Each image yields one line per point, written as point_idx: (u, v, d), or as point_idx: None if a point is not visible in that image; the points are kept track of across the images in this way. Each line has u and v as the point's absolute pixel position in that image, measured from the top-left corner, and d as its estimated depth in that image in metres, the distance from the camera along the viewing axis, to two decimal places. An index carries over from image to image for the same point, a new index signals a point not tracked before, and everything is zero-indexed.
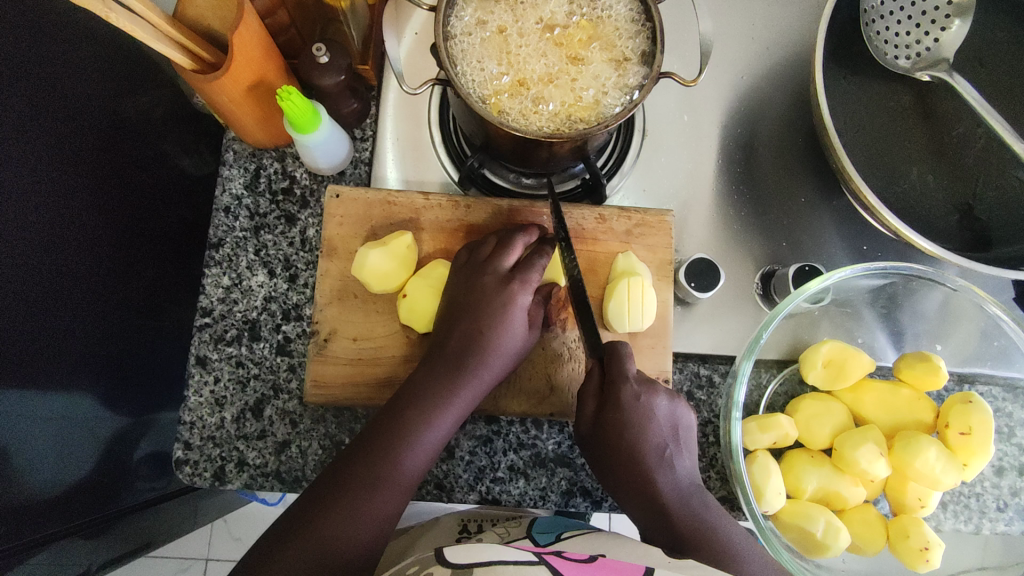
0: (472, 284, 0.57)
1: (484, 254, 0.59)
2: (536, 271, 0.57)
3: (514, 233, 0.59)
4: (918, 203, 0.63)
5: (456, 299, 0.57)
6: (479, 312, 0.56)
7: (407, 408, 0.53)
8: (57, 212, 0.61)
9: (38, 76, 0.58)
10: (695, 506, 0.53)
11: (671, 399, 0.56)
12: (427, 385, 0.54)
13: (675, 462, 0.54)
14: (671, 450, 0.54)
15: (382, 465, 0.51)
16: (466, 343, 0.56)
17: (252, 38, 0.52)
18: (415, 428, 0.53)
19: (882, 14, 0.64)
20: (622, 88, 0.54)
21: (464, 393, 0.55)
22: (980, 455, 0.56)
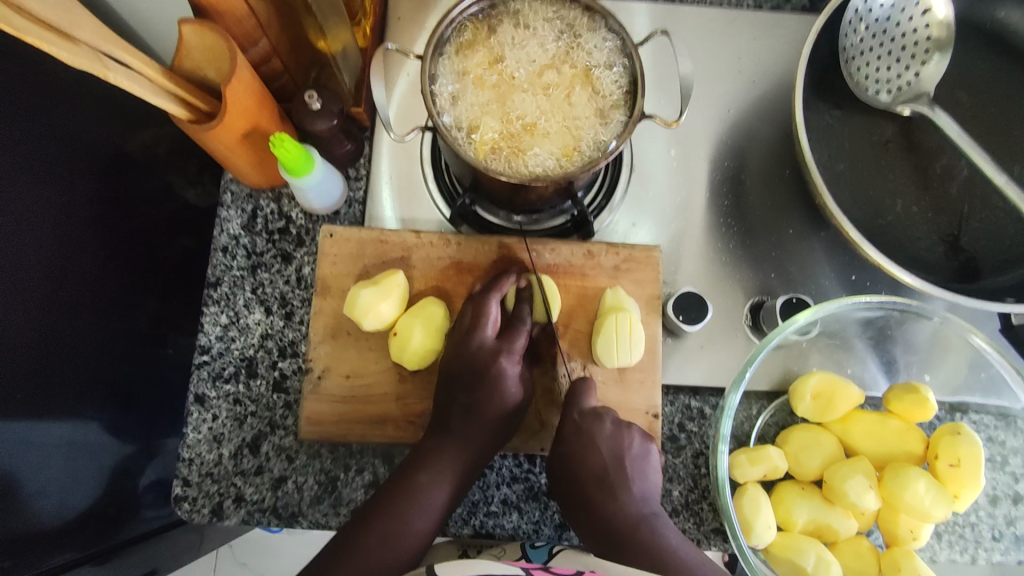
0: (461, 352, 0.59)
1: (467, 322, 0.60)
2: (518, 337, 0.59)
3: (487, 301, 0.59)
4: (904, 233, 0.64)
5: (451, 373, 0.59)
6: (467, 381, 0.58)
7: (419, 471, 0.56)
8: (63, 252, 0.63)
9: (42, 121, 0.60)
10: (640, 532, 0.54)
11: (619, 425, 0.58)
12: (432, 450, 0.57)
13: (620, 489, 0.56)
14: (616, 478, 0.56)
15: (394, 524, 0.54)
16: (465, 417, 0.58)
17: (245, 90, 0.54)
18: (421, 490, 0.56)
19: (861, 51, 0.65)
20: (604, 130, 0.56)
21: (464, 461, 0.57)
22: (970, 487, 0.56)
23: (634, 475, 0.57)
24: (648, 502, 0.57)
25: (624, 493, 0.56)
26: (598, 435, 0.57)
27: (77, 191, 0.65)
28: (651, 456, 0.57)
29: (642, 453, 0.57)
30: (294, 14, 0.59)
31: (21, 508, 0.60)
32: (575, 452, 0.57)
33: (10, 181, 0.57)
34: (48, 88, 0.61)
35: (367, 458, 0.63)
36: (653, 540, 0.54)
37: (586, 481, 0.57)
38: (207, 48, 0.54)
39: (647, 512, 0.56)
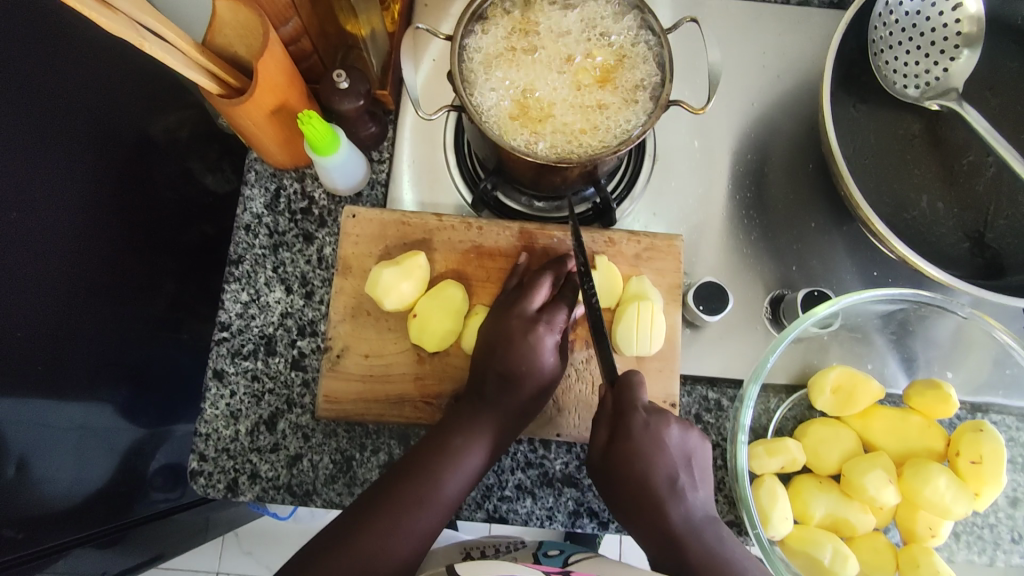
0: (501, 323, 0.58)
1: (512, 297, 0.60)
2: (561, 312, 0.59)
3: (540, 275, 0.60)
4: (929, 230, 0.64)
5: (489, 341, 0.58)
6: (508, 350, 0.57)
7: (458, 438, 0.56)
8: (87, 227, 0.64)
9: (71, 95, 0.61)
10: (707, 538, 0.50)
11: (683, 427, 0.54)
12: (468, 415, 0.57)
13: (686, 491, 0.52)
14: (683, 479, 0.52)
15: (424, 486, 0.53)
16: (501, 387, 0.56)
17: (275, 65, 0.54)
18: (459, 458, 0.55)
19: (890, 44, 0.65)
20: (631, 115, 0.56)
21: (500, 428, 0.56)
22: (991, 485, 0.55)
23: (694, 481, 0.53)
24: (707, 508, 0.52)
25: (681, 496, 0.51)
26: (669, 435, 0.52)
27: (101, 166, 0.65)
28: (708, 456, 0.55)
29: (701, 454, 0.54)
30: None
31: (38, 477, 0.61)
32: (644, 455, 0.51)
33: (37, 152, 0.57)
34: (75, 65, 0.62)
35: (382, 439, 0.63)
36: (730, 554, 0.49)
37: (657, 490, 0.51)
38: (238, 24, 0.54)
39: (708, 517, 0.51)
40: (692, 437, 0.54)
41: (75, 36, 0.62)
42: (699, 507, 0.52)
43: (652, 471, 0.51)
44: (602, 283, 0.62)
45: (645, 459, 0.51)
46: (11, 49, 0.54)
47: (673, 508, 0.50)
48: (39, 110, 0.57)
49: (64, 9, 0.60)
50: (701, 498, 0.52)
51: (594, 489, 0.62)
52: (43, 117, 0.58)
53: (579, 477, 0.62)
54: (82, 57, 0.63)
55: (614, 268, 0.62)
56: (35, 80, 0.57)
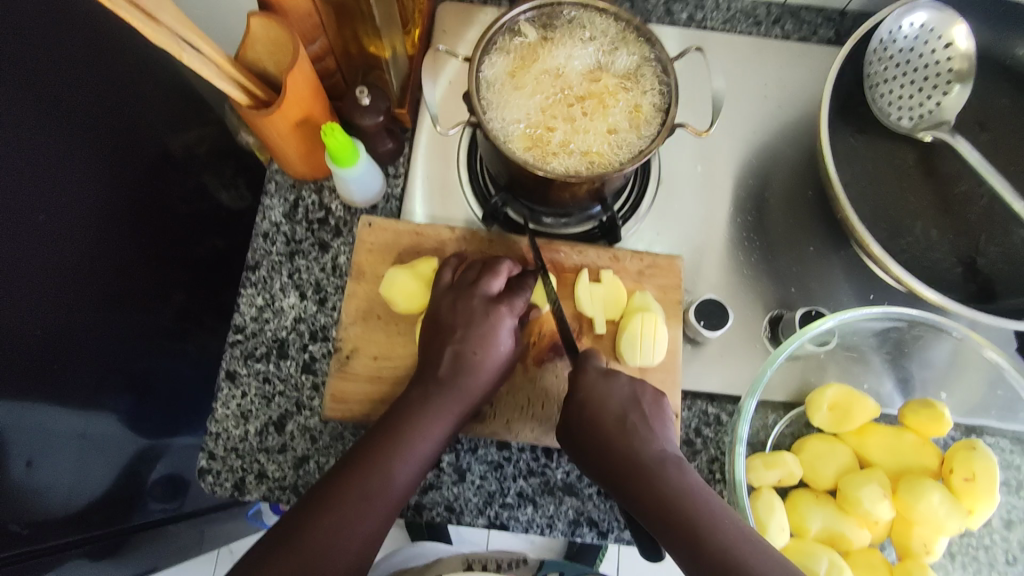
0: (460, 306, 0.61)
1: (469, 279, 0.62)
2: (519, 298, 0.61)
3: (498, 261, 0.63)
4: (923, 255, 0.66)
5: (441, 318, 0.61)
6: (467, 333, 0.60)
7: (405, 423, 0.57)
8: (108, 232, 0.67)
9: (101, 107, 0.65)
10: (663, 468, 0.53)
11: (632, 379, 0.59)
12: (421, 401, 0.58)
13: (639, 431, 0.56)
14: (635, 420, 0.56)
15: (383, 462, 0.54)
16: (458, 367, 0.59)
17: (304, 80, 0.57)
18: (415, 444, 0.56)
19: (885, 79, 0.69)
20: (637, 136, 0.59)
21: (459, 403, 0.58)
22: (985, 503, 0.57)
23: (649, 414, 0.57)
24: (667, 446, 0.55)
25: (635, 434, 0.55)
26: (614, 384, 0.58)
27: (121, 175, 0.68)
28: (665, 407, 0.58)
29: (658, 403, 0.58)
30: (351, 18, 0.63)
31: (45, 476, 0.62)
32: (595, 397, 0.57)
33: (69, 158, 0.61)
34: (107, 80, 0.66)
35: None
36: (680, 479, 0.52)
37: (610, 423, 0.56)
38: (270, 41, 0.58)
39: (667, 453, 0.55)
40: (645, 388, 0.59)
41: (108, 51, 0.66)
42: (659, 443, 0.55)
43: (599, 414, 0.56)
44: (606, 294, 0.64)
45: (597, 397, 0.57)
46: (52, 62, 0.58)
47: (628, 447, 0.54)
48: (72, 121, 0.61)
49: (100, 26, 0.64)
50: (662, 438, 0.56)
51: (594, 500, 0.63)
52: (75, 127, 0.61)
53: (580, 486, 0.63)
54: (111, 71, 0.66)
55: (620, 283, 0.65)
56: (71, 93, 0.60)
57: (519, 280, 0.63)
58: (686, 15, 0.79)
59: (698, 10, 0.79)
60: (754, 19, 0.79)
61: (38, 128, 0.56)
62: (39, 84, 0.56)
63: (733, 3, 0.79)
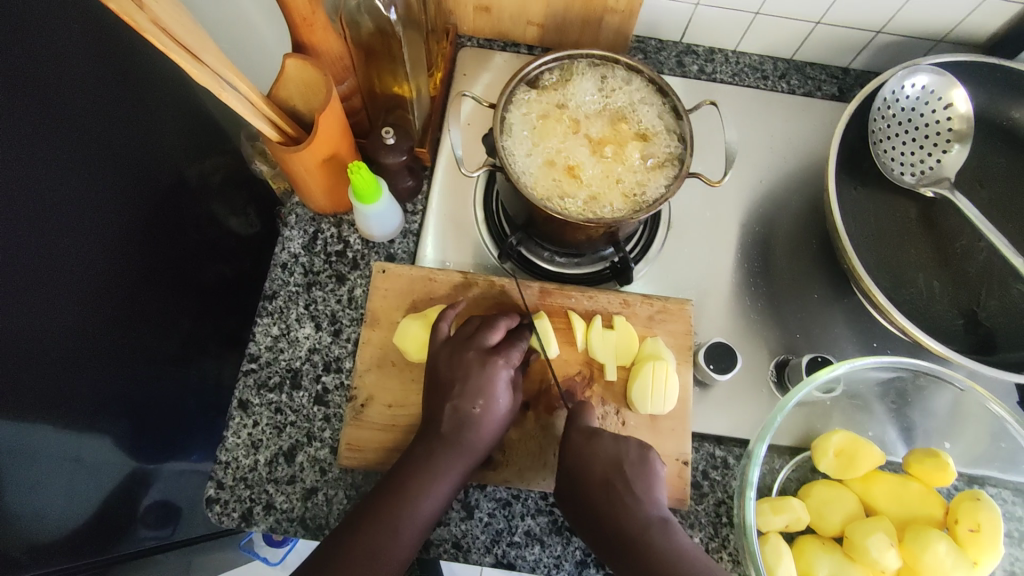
0: (456, 361, 0.60)
1: (467, 332, 0.62)
2: (517, 348, 0.61)
3: (496, 316, 0.63)
4: (925, 305, 0.68)
5: (440, 376, 0.60)
6: (463, 387, 0.58)
7: (410, 477, 0.56)
8: (123, 257, 0.68)
9: (119, 136, 0.67)
10: (652, 537, 0.52)
11: (617, 436, 0.58)
12: (426, 457, 0.57)
13: (627, 495, 0.54)
14: (621, 483, 0.55)
15: (387, 518, 0.54)
16: (459, 423, 0.58)
17: (334, 120, 0.59)
18: (419, 503, 0.55)
19: (888, 136, 0.72)
20: (652, 183, 0.62)
21: (463, 461, 0.57)
22: (989, 555, 0.57)
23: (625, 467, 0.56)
24: (656, 509, 0.55)
25: (624, 501, 0.54)
26: (599, 448, 0.56)
27: (135, 200, 0.70)
28: (653, 463, 0.57)
29: (642, 459, 0.57)
30: (379, 60, 0.66)
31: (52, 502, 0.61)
32: (580, 460, 0.56)
33: (88, 182, 0.62)
34: (126, 107, 0.68)
35: None
36: (666, 544, 0.52)
37: (596, 485, 0.55)
38: (302, 81, 0.60)
39: (657, 517, 0.54)
40: (627, 445, 0.57)
41: (129, 80, 0.68)
42: (648, 508, 0.54)
43: (585, 480, 0.56)
44: (618, 340, 0.65)
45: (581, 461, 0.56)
46: (81, 94, 0.60)
47: (619, 515, 0.54)
48: (94, 150, 0.62)
49: (124, 56, 0.67)
50: (651, 500, 0.55)
51: None
52: (96, 155, 0.63)
53: None
54: (130, 100, 0.68)
55: (631, 328, 0.66)
56: (96, 123, 0.63)
57: (516, 330, 0.64)
58: (696, 67, 0.82)
59: (707, 63, 0.82)
60: (761, 73, 0.82)
61: (61, 154, 0.58)
62: (68, 114, 0.59)
63: (741, 57, 0.83)
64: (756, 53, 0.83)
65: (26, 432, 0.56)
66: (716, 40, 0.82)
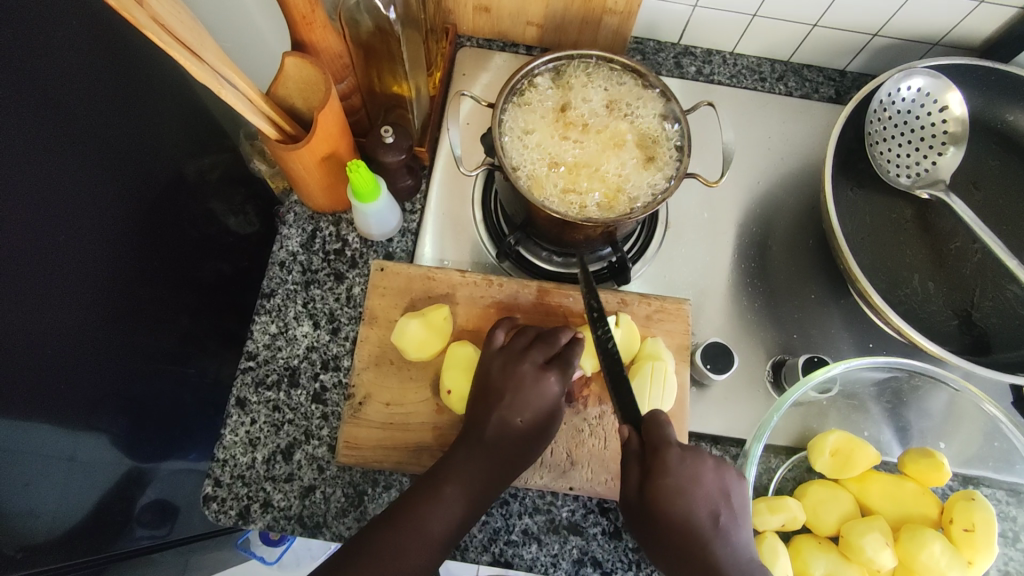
0: (510, 370, 0.59)
1: (522, 343, 0.61)
2: (575, 362, 0.60)
3: (558, 331, 0.62)
4: (920, 306, 0.68)
5: (491, 384, 0.60)
6: (513, 399, 0.58)
7: (446, 483, 0.56)
8: (120, 253, 0.68)
9: (117, 132, 0.66)
10: None
11: (718, 462, 0.54)
12: (461, 465, 0.57)
13: (730, 532, 0.51)
14: (726, 518, 0.51)
15: (419, 518, 0.54)
16: (500, 435, 0.57)
17: (333, 118, 0.59)
18: (442, 505, 0.55)
19: (884, 138, 0.72)
20: (650, 183, 0.62)
21: (495, 471, 0.57)
22: (984, 554, 0.57)
23: (695, 479, 0.52)
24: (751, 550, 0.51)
25: (725, 537, 0.50)
26: (705, 472, 0.52)
27: (132, 197, 0.69)
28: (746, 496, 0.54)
29: (740, 490, 0.54)
30: (378, 58, 0.66)
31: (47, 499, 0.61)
32: (680, 485, 0.51)
33: (86, 178, 0.62)
34: (124, 103, 0.67)
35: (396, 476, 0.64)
36: None
37: (699, 518, 0.50)
38: (301, 80, 0.60)
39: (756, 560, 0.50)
40: (730, 475, 0.53)
41: (127, 77, 0.68)
42: (745, 547, 0.51)
43: (687, 506, 0.51)
44: (621, 338, 0.65)
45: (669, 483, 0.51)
46: (79, 90, 0.60)
47: (718, 549, 0.50)
48: (92, 146, 0.62)
49: (123, 54, 0.67)
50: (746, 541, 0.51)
51: (598, 539, 0.63)
52: (94, 151, 0.63)
53: (585, 525, 0.64)
54: (129, 97, 0.68)
55: (635, 326, 0.66)
56: (94, 119, 0.63)
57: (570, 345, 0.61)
58: (694, 68, 0.82)
59: (705, 64, 0.83)
60: (759, 75, 0.83)
61: (59, 150, 0.58)
62: (66, 110, 0.59)
63: (739, 59, 0.83)
64: (754, 55, 0.83)
65: (23, 427, 0.56)
66: (714, 42, 0.82)
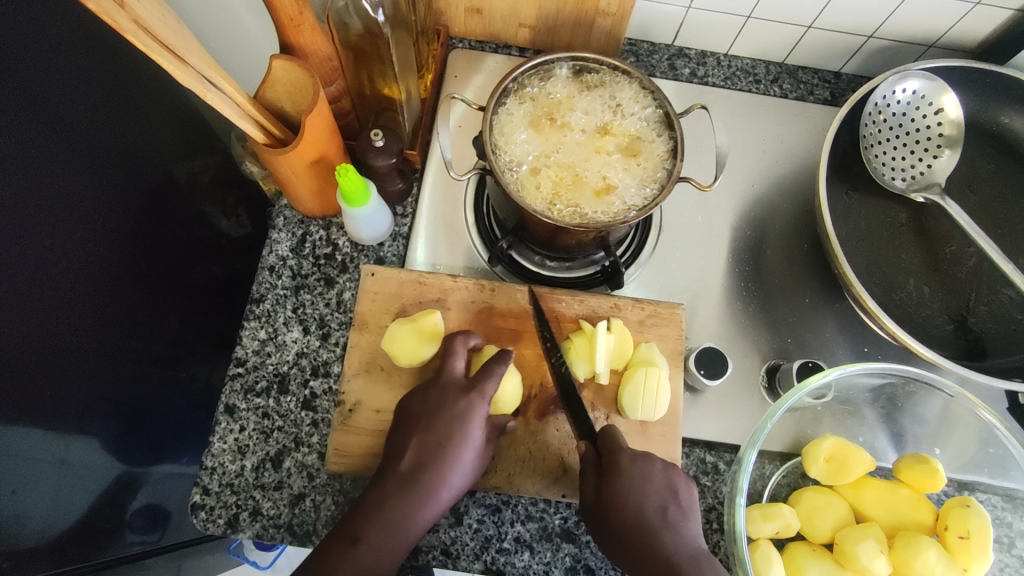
0: (426, 397, 0.59)
1: (436, 369, 0.61)
2: (492, 380, 0.58)
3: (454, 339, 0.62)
4: (915, 310, 0.68)
5: (411, 410, 0.59)
6: (429, 422, 0.57)
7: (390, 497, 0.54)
8: (110, 257, 0.67)
9: (106, 135, 0.66)
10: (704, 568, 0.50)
11: (667, 466, 0.56)
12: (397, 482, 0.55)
13: (679, 523, 0.53)
14: (674, 512, 0.54)
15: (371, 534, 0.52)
16: (422, 459, 0.55)
17: (321, 123, 0.59)
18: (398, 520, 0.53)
19: (878, 141, 0.72)
20: (643, 188, 0.61)
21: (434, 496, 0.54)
22: (979, 561, 0.57)
23: (646, 475, 0.55)
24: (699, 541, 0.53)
25: (674, 528, 0.53)
26: (653, 473, 0.55)
27: (122, 199, 0.68)
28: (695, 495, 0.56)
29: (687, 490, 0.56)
30: (368, 61, 0.66)
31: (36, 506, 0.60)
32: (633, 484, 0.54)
33: (75, 182, 0.61)
34: (113, 105, 0.66)
35: None
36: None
37: (649, 514, 0.53)
38: (289, 82, 0.59)
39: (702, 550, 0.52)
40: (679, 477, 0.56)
41: (117, 79, 0.67)
42: (695, 539, 0.53)
43: (639, 501, 0.53)
44: (616, 342, 0.65)
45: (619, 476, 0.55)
46: (67, 92, 0.59)
47: (667, 538, 0.52)
48: (81, 149, 0.62)
49: (112, 55, 0.66)
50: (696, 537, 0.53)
51: (591, 547, 0.63)
52: (84, 155, 0.62)
53: (578, 532, 0.63)
54: (118, 98, 0.67)
55: (627, 332, 0.65)
56: (83, 121, 0.62)
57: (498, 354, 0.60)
58: (688, 70, 0.82)
59: (699, 66, 0.82)
60: (754, 77, 0.82)
61: (47, 153, 0.57)
62: (53, 112, 0.58)
63: (734, 61, 0.83)
64: (749, 56, 0.83)
65: (10, 435, 0.55)
66: (708, 43, 0.81)
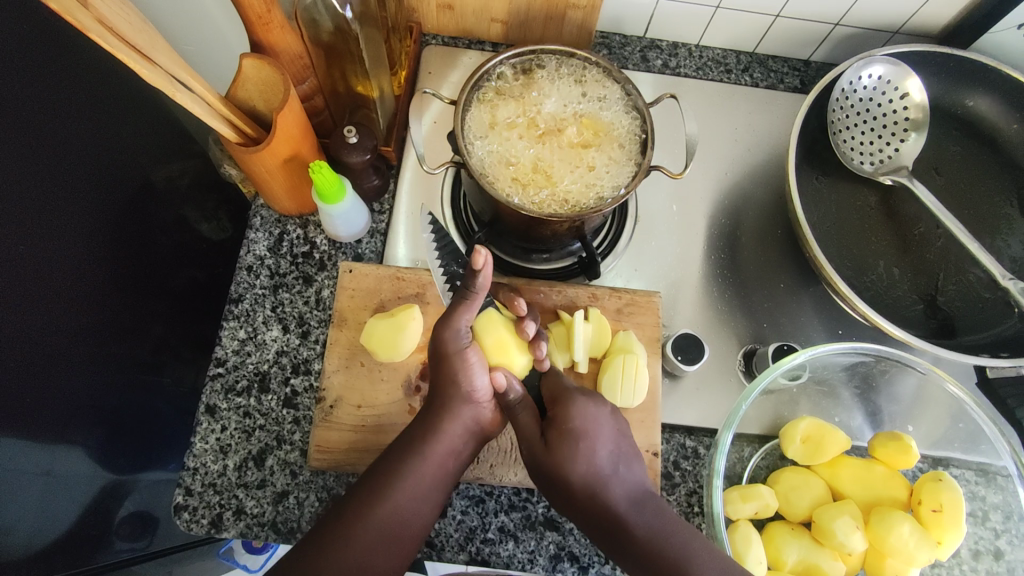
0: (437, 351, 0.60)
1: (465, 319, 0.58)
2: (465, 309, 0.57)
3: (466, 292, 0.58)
4: (887, 292, 0.69)
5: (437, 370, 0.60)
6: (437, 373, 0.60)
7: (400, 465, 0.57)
8: (88, 264, 0.66)
9: (80, 140, 0.65)
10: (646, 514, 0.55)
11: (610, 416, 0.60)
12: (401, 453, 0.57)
13: (620, 469, 0.57)
14: (614, 460, 0.57)
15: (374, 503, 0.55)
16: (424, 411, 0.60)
17: (293, 120, 0.59)
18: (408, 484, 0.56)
19: (847, 126, 0.73)
20: (614, 175, 0.62)
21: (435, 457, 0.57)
22: (952, 533, 0.58)
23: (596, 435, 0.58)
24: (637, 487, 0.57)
25: (613, 476, 0.57)
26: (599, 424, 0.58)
27: (99, 205, 0.68)
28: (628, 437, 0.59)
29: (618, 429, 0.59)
30: (340, 59, 0.66)
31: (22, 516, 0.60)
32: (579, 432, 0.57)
33: (49, 189, 0.61)
34: (85, 110, 0.66)
35: None
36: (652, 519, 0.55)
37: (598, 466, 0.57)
38: (261, 81, 0.59)
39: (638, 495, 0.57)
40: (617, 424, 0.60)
41: (88, 84, 0.66)
42: (636, 483, 0.57)
43: (586, 451, 0.57)
44: (593, 330, 0.65)
45: (572, 441, 0.57)
46: (37, 98, 0.59)
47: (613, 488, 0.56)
48: (54, 156, 0.61)
49: (82, 61, 0.65)
50: (632, 478, 0.57)
51: (575, 534, 0.63)
52: (58, 161, 0.62)
53: (561, 520, 0.64)
54: (90, 104, 0.67)
55: (606, 322, 0.66)
56: (55, 127, 0.61)
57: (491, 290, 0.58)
58: (661, 61, 0.83)
59: (671, 57, 0.83)
60: (725, 67, 0.83)
61: (19, 159, 0.57)
62: (25, 119, 0.57)
63: (705, 51, 0.84)
64: (720, 46, 0.84)
65: None
66: (680, 35, 0.82)
